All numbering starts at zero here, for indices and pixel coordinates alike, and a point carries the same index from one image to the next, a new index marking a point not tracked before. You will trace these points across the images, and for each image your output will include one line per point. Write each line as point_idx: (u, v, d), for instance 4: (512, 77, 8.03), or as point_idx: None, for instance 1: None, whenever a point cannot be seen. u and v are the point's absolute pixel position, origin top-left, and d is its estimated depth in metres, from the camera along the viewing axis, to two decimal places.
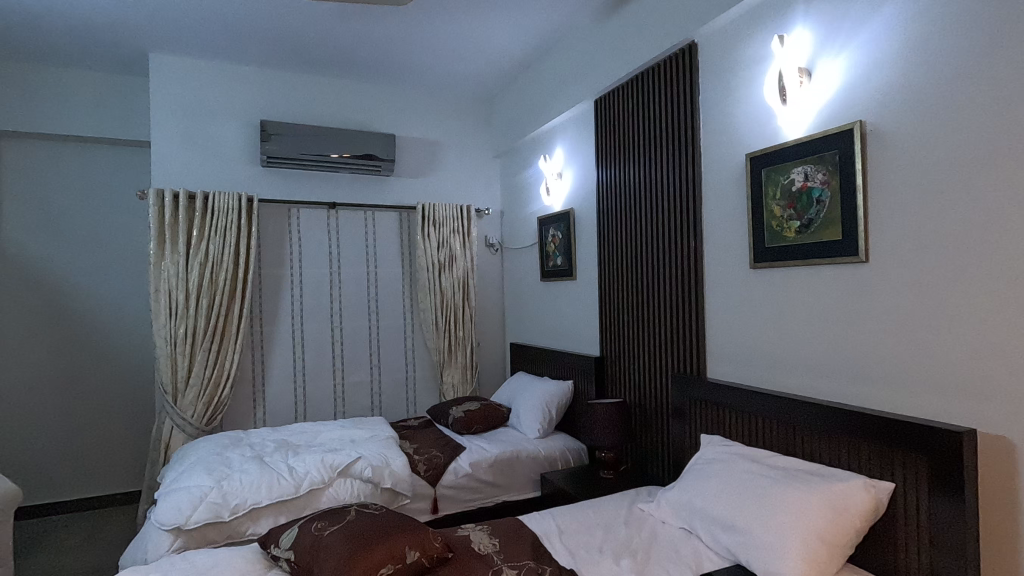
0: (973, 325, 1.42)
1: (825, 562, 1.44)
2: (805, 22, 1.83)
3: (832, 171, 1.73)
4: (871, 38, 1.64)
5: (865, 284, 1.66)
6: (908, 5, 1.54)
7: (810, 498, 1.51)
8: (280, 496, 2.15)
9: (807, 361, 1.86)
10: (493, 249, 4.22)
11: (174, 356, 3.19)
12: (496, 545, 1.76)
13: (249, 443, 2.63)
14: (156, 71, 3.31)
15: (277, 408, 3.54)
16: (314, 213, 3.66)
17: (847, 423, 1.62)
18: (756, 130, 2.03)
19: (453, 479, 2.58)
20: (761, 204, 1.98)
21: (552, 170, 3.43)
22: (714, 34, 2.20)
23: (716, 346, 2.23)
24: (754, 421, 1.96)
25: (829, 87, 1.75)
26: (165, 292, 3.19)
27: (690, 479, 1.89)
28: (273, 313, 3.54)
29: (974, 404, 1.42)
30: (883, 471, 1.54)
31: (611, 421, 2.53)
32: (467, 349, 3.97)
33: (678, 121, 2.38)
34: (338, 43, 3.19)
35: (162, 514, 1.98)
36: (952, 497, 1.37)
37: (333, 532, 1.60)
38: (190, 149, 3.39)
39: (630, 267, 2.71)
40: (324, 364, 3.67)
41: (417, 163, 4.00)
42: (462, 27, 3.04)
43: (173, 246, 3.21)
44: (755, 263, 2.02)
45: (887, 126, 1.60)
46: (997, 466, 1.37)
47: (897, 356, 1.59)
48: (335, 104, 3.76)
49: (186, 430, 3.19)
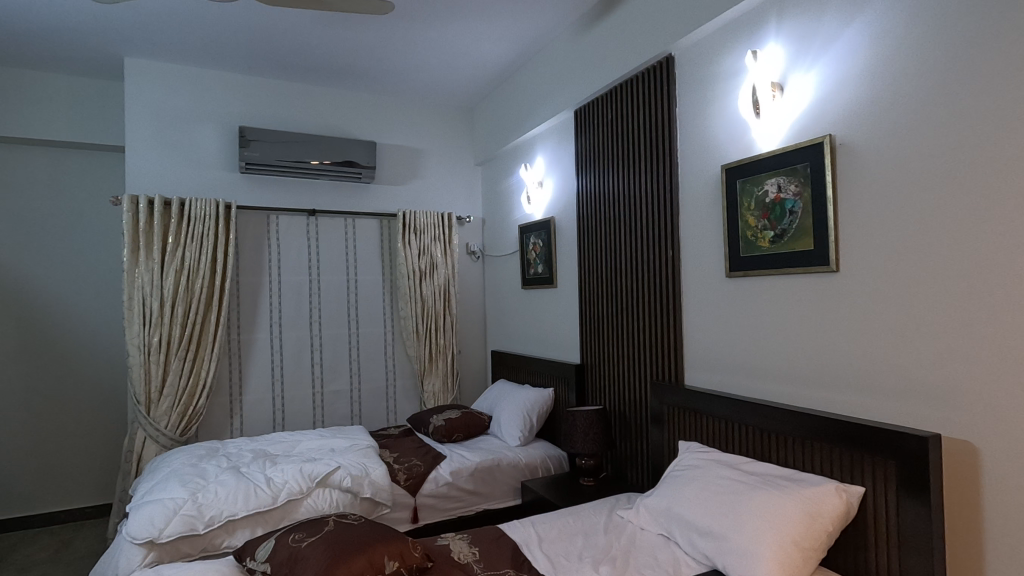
0: (937, 334, 1.47)
1: (799, 566, 1.46)
2: (777, 38, 1.88)
3: (804, 183, 1.78)
4: (839, 55, 1.69)
5: (836, 294, 1.71)
6: (873, 23, 1.60)
7: (784, 502, 1.54)
8: (257, 507, 2.12)
9: (782, 368, 1.90)
10: (474, 256, 4.22)
11: (147, 365, 3.13)
12: (475, 554, 1.76)
13: (225, 454, 2.58)
14: (131, 76, 3.26)
15: (254, 418, 3.48)
16: (293, 220, 3.63)
17: (820, 429, 1.66)
18: (730, 142, 2.08)
19: (433, 488, 2.57)
20: (736, 214, 2.03)
21: (533, 178, 3.45)
22: (690, 47, 2.25)
23: (693, 354, 2.27)
24: (730, 427, 1.99)
25: (800, 101, 1.81)
26: (138, 300, 3.13)
27: (668, 485, 1.91)
28: (251, 322, 3.50)
29: (939, 411, 1.46)
30: (854, 476, 1.58)
31: (591, 429, 2.54)
32: (448, 356, 3.96)
33: (656, 132, 2.42)
34: (320, 49, 3.18)
35: (134, 527, 1.94)
36: (920, 501, 1.40)
37: (312, 543, 1.58)
38: (167, 154, 3.34)
39: (609, 276, 2.74)
40: (303, 373, 3.63)
41: (398, 171, 4.00)
42: (445, 36, 3.05)
43: (147, 253, 3.15)
44: (730, 272, 2.06)
45: (855, 141, 1.66)
46: (961, 469, 1.42)
47: (866, 364, 1.63)
48: (315, 111, 3.75)
49: (160, 441, 3.12)
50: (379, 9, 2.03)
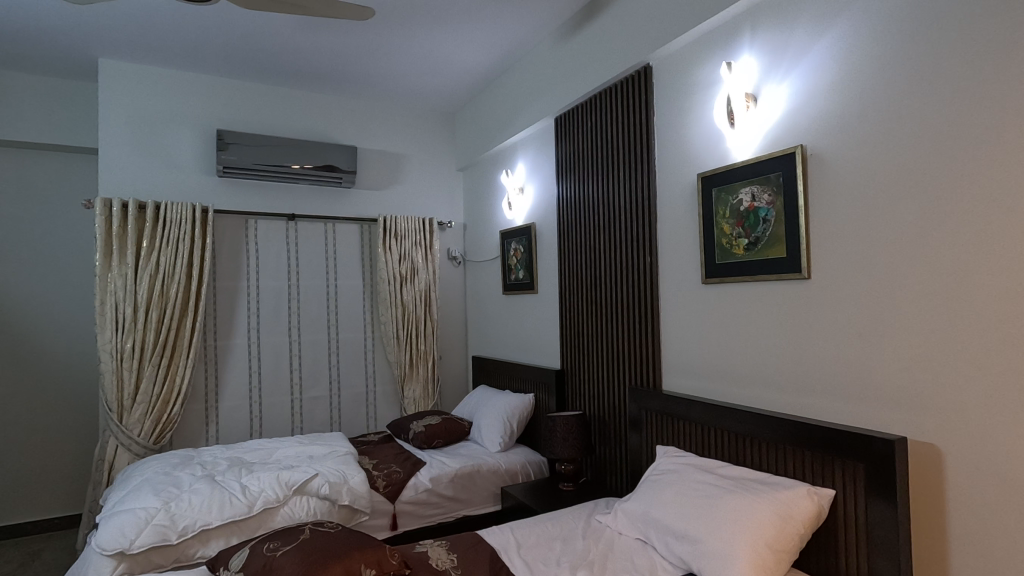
0: (902, 340, 1.51)
1: (772, 567, 1.49)
2: (750, 51, 1.93)
3: (777, 192, 1.82)
4: (809, 68, 1.74)
5: (809, 300, 1.75)
6: (841, 38, 1.65)
7: (757, 506, 1.57)
8: (232, 516, 2.09)
9: (756, 374, 1.93)
10: (455, 262, 4.22)
11: (120, 372, 3.06)
12: (454, 560, 1.75)
13: (200, 462, 2.54)
14: (106, 77, 3.20)
15: (230, 426, 3.43)
16: (272, 225, 3.60)
17: (792, 433, 1.69)
18: (706, 151, 2.12)
19: (412, 495, 2.56)
20: (712, 222, 2.06)
21: (514, 185, 3.47)
22: (668, 58, 2.29)
23: (670, 359, 2.30)
24: (706, 431, 2.02)
25: (773, 112, 1.85)
26: (111, 305, 3.06)
27: (645, 490, 1.93)
28: (228, 327, 3.45)
29: (905, 415, 1.51)
30: (825, 479, 1.62)
31: (571, 434, 2.56)
32: (429, 362, 3.95)
33: (634, 140, 2.45)
34: (301, 53, 3.16)
35: (104, 538, 1.89)
36: (888, 502, 1.44)
37: (287, 552, 1.56)
38: (142, 157, 3.29)
39: (588, 283, 2.77)
40: (281, 379, 3.59)
41: (380, 176, 3.99)
42: (426, 42, 3.06)
43: (120, 257, 3.09)
44: (706, 278, 2.10)
45: (824, 151, 1.70)
46: (926, 471, 1.46)
47: (837, 369, 1.67)
48: (296, 115, 3.73)
49: (132, 449, 3.05)
50: (360, 14, 2.02)
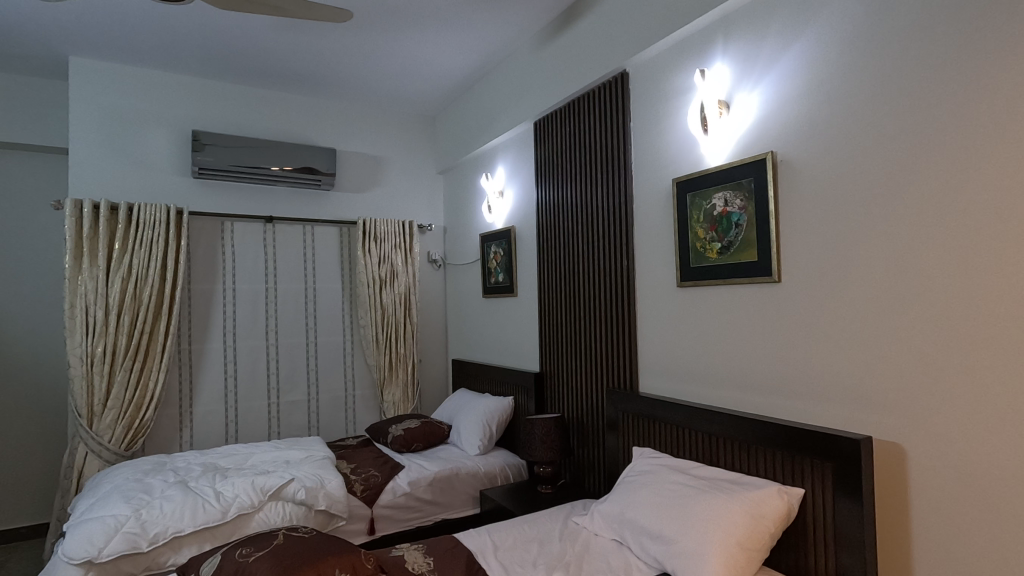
0: (867, 342, 1.56)
1: (743, 566, 1.51)
2: (723, 59, 1.97)
3: (748, 198, 1.86)
4: (779, 76, 1.79)
5: (779, 303, 1.79)
6: (809, 48, 1.70)
7: (729, 506, 1.59)
8: (205, 522, 2.05)
9: (729, 375, 1.96)
10: (435, 265, 4.22)
11: (90, 376, 3.00)
12: (430, 564, 1.75)
13: (173, 468, 2.50)
14: (77, 76, 3.14)
15: (205, 431, 3.38)
16: (249, 227, 3.56)
17: (764, 433, 1.72)
18: (680, 156, 2.15)
19: (390, 499, 2.54)
20: (686, 226, 2.10)
21: (494, 188, 3.49)
22: (643, 64, 2.33)
23: (646, 361, 2.32)
24: (681, 433, 2.04)
25: (745, 119, 1.89)
26: (81, 309, 3.00)
27: (622, 491, 1.95)
28: (203, 330, 3.40)
29: (871, 416, 1.54)
30: (794, 479, 1.65)
31: (549, 436, 2.57)
32: (409, 365, 3.93)
33: (612, 145, 2.48)
34: (278, 54, 3.14)
35: (71, 547, 1.85)
36: (854, 500, 1.48)
37: (260, 557, 1.53)
38: (114, 158, 3.23)
39: (566, 287, 2.79)
40: (258, 383, 3.55)
41: (359, 179, 3.97)
42: (406, 45, 3.06)
43: (91, 260, 3.03)
44: (681, 282, 2.13)
45: (794, 158, 1.75)
46: (891, 469, 1.50)
47: (806, 371, 1.71)
48: (273, 117, 3.69)
49: (103, 455, 2.98)
50: (338, 17, 2.02)
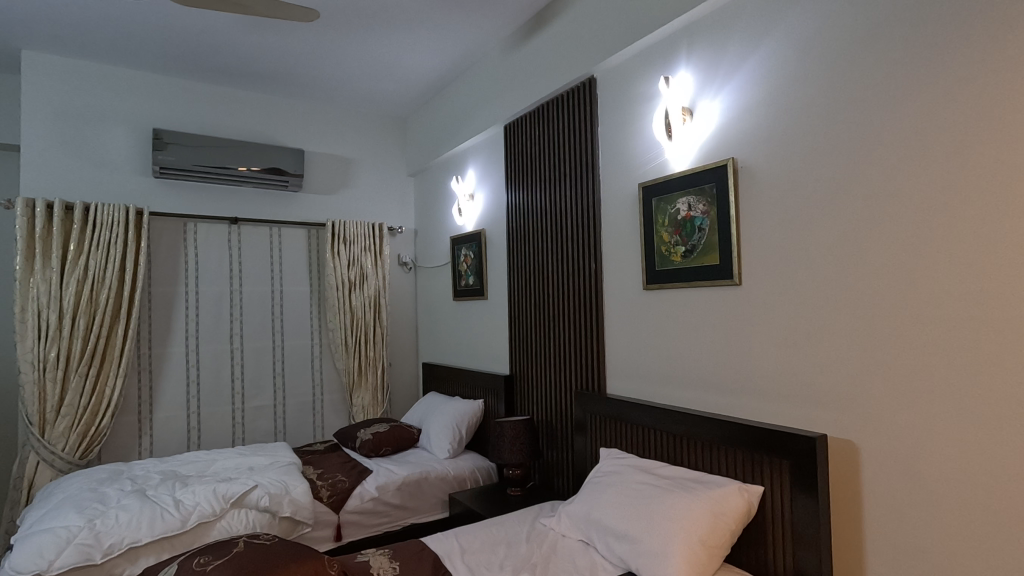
0: (821, 343, 1.61)
1: (704, 564, 1.55)
2: (687, 67, 2.02)
3: (711, 203, 1.90)
4: (739, 85, 1.84)
5: (740, 306, 1.84)
6: (767, 58, 1.76)
7: (692, 505, 1.62)
8: (164, 532, 1.99)
9: (693, 376, 2.00)
10: (406, 267, 4.19)
11: (42, 382, 2.88)
12: (396, 568, 1.74)
13: (130, 476, 2.42)
14: (29, 70, 3.03)
15: (166, 437, 3.28)
16: (213, 228, 3.48)
17: (726, 433, 1.76)
18: (646, 160, 2.19)
19: (358, 504, 2.52)
20: (652, 230, 2.13)
21: (464, 191, 3.49)
22: (611, 70, 2.36)
23: (613, 363, 2.35)
24: (647, 433, 2.07)
25: (707, 125, 1.94)
26: (33, 312, 2.88)
27: (588, 493, 1.96)
28: (164, 334, 3.30)
29: (826, 415, 1.60)
30: (754, 477, 1.69)
31: (518, 438, 2.58)
32: (378, 368, 3.89)
33: (580, 148, 2.51)
34: (243, 53, 3.09)
35: (19, 561, 1.78)
36: (810, 496, 1.52)
37: (219, 566, 1.49)
38: (70, 156, 3.12)
39: (536, 290, 2.80)
40: (222, 387, 3.46)
41: (328, 180, 3.93)
42: (375, 47, 3.04)
43: (44, 262, 2.92)
44: (647, 284, 2.16)
45: (753, 164, 1.80)
46: (844, 466, 1.55)
47: (765, 371, 1.76)
48: (239, 116, 3.63)
49: (55, 465, 2.87)
50: (304, 15, 2.00)
